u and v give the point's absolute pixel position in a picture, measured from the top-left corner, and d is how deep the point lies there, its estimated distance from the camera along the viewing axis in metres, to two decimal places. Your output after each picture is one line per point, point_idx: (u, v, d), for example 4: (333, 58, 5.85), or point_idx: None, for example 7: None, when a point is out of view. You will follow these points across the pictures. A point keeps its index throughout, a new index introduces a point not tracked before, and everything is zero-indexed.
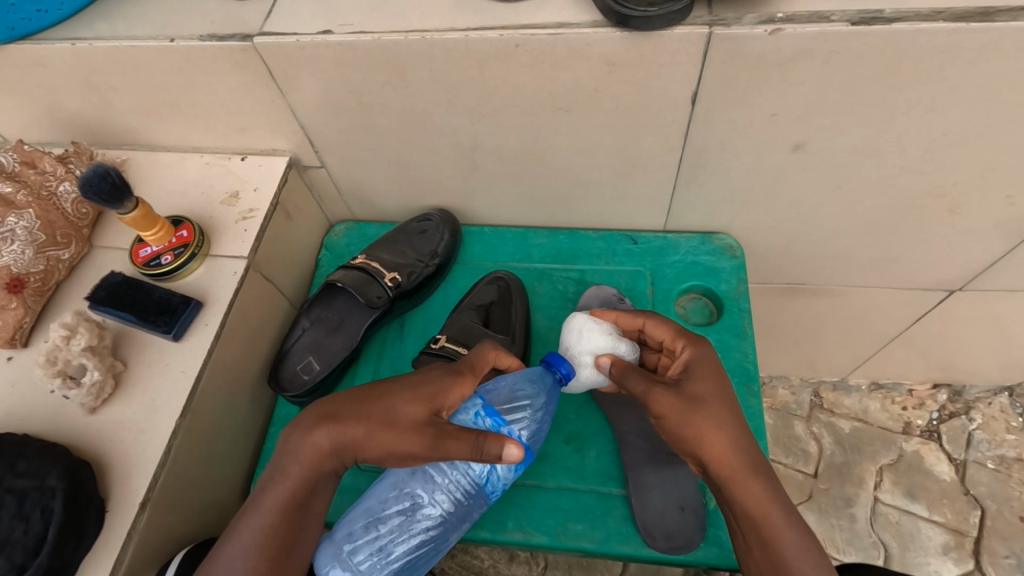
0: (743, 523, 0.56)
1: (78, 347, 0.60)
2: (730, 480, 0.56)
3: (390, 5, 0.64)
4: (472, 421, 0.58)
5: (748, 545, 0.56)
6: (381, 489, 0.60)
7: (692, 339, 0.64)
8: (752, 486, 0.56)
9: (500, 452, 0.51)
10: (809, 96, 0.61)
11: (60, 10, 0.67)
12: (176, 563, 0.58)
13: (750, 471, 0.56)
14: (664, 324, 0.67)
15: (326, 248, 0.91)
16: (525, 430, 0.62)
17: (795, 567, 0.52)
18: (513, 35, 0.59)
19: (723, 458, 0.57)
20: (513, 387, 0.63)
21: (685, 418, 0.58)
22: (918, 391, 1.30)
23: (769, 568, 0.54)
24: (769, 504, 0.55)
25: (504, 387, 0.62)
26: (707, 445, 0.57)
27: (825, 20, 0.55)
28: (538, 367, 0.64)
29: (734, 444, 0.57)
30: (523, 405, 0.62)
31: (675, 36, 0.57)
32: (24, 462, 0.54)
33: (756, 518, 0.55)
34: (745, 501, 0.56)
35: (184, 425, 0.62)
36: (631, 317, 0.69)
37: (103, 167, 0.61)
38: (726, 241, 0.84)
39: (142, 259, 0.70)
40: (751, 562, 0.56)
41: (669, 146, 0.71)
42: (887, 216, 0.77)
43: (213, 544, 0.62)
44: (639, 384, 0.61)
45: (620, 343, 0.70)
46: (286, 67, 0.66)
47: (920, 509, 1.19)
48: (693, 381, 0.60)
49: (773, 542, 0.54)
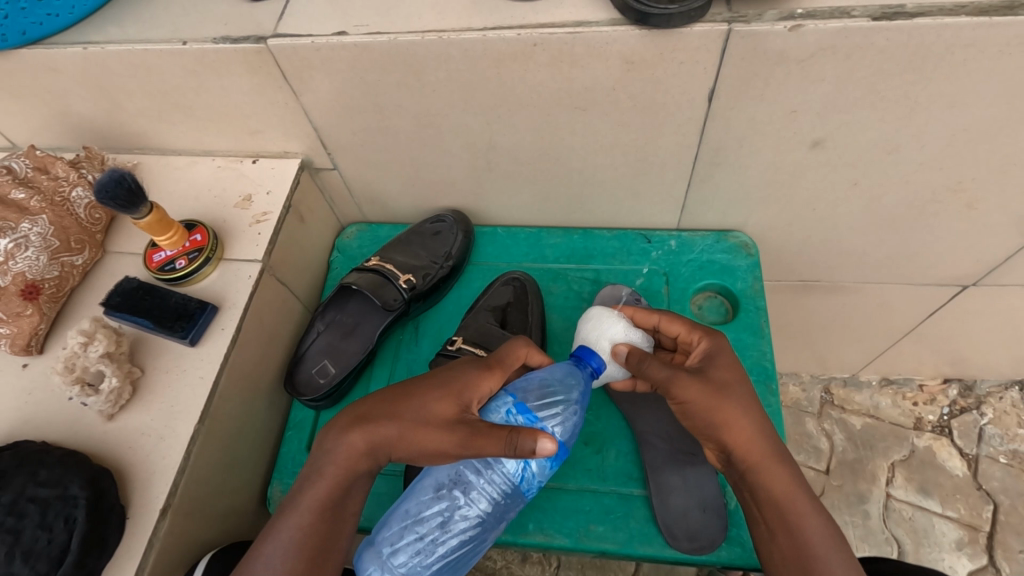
0: (767, 512, 0.56)
1: (95, 353, 0.60)
2: (755, 466, 0.57)
3: (406, 5, 0.63)
4: (504, 420, 0.58)
5: (771, 533, 0.56)
6: (420, 490, 0.59)
7: (708, 330, 0.64)
8: (776, 472, 0.57)
9: (533, 446, 0.50)
10: (828, 93, 0.61)
11: (72, 14, 0.66)
12: (203, 567, 0.58)
13: (775, 458, 0.57)
14: (679, 319, 0.66)
15: (338, 250, 0.91)
16: (559, 427, 0.60)
17: (817, 553, 0.53)
18: (531, 34, 0.59)
19: (749, 444, 0.57)
20: (546, 382, 0.61)
21: (711, 404, 0.58)
22: (929, 387, 1.30)
23: (793, 556, 0.54)
24: (794, 490, 0.56)
25: (536, 383, 0.61)
26: (734, 432, 0.57)
27: (846, 16, 0.54)
28: (567, 362, 0.63)
29: (758, 432, 0.58)
30: (557, 400, 0.61)
31: (695, 33, 0.57)
32: (45, 471, 0.53)
33: (783, 506, 0.56)
34: (771, 487, 0.56)
35: (203, 430, 0.62)
36: (643, 314, 0.68)
37: (119, 172, 0.61)
38: (741, 239, 0.84)
39: (157, 263, 0.69)
40: (771, 551, 0.56)
41: (685, 145, 0.70)
42: (904, 212, 0.77)
43: (235, 549, 0.62)
44: (663, 369, 0.59)
45: (636, 335, 0.67)
46: (300, 70, 0.66)
47: (933, 505, 1.19)
48: (716, 368, 0.60)
49: (799, 529, 0.55)
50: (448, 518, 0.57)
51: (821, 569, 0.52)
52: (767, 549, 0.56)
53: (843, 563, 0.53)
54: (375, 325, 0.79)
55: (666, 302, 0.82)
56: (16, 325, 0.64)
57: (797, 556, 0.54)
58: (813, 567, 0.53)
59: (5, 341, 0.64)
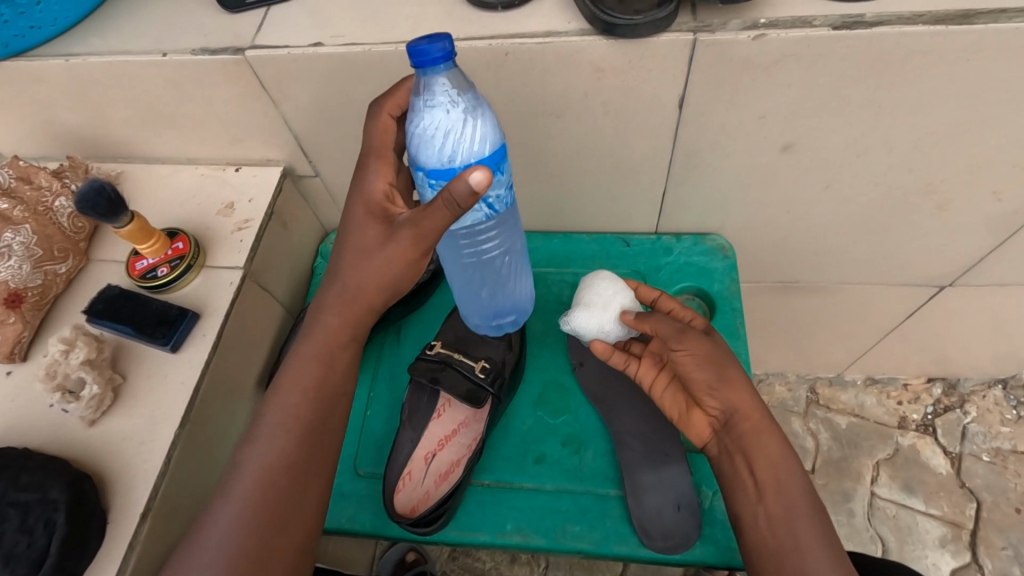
0: (760, 473, 0.59)
1: (76, 360, 0.61)
2: (755, 430, 0.60)
3: (382, 16, 0.64)
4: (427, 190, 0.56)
5: (759, 494, 0.58)
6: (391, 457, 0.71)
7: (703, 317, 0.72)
8: (772, 436, 0.60)
9: (465, 184, 0.45)
10: (795, 99, 0.62)
11: (54, 27, 0.67)
12: None
13: (771, 425, 0.61)
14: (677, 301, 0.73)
15: (321, 255, 0.92)
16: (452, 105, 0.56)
17: (804, 516, 0.56)
18: (502, 44, 0.60)
19: (750, 407, 0.61)
20: (423, 109, 0.55)
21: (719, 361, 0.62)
22: (914, 385, 1.31)
23: (784, 517, 0.56)
24: (787, 455, 0.59)
25: (428, 147, 0.55)
26: (737, 392, 0.61)
27: (808, 25, 0.55)
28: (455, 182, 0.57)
29: (756, 397, 0.62)
30: (440, 100, 0.54)
31: (662, 43, 0.58)
32: (26, 475, 0.55)
33: (780, 472, 0.58)
34: (764, 449, 0.59)
35: (183, 435, 0.63)
36: (648, 291, 0.75)
37: (98, 183, 0.62)
38: (718, 241, 0.85)
39: (139, 271, 0.70)
40: (758, 517, 0.57)
41: (659, 150, 0.72)
42: (876, 214, 0.78)
43: None
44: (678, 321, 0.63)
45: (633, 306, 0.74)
46: (279, 79, 0.67)
47: (917, 502, 1.20)
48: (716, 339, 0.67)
49: (789, 492, 0.58)
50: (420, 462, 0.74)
51: (806, 530, 0.56)
52: (754, 513, 0.58)
53: (823, 528, 0.56)
54: None
55: None
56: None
57: (786, 518, 0.56)
58: (800, 527, 0.56)
59: None
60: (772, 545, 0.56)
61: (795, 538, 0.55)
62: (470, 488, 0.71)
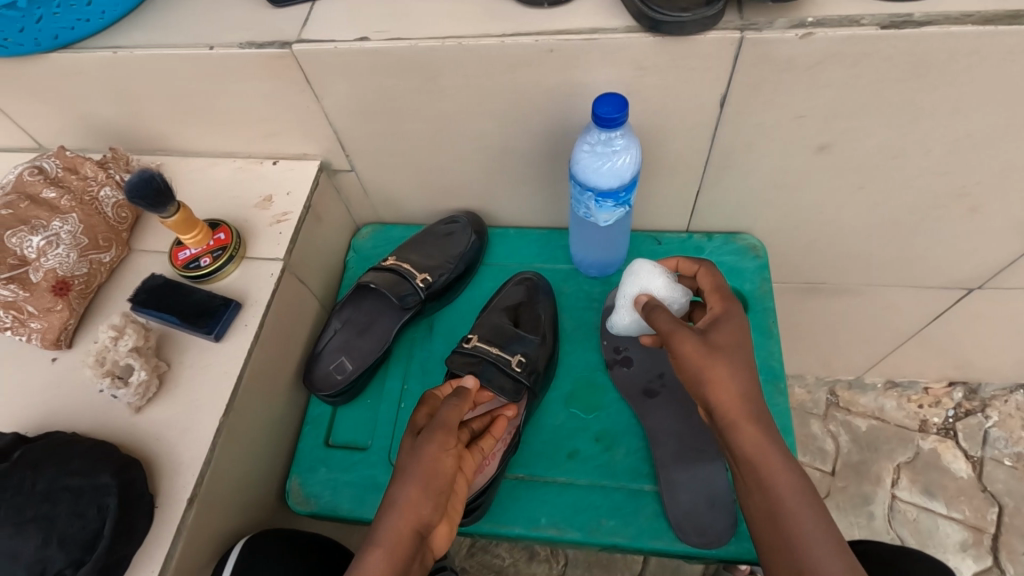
0: (744, 471, 0.57)
1: (125, 347, 0.62)
2: (733, 427, 0.57)
3: (426, 13, 0.65)
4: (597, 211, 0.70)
5: (748, 491, 0.57)
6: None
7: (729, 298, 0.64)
8: (754, 432, 0.57)
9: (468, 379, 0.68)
10: (836, 99, 0.62)
11: (102, 19, 0.68)
12: (235, 554, 0.62)
13: (755, 420, 0.57)
14: (713, 276, 0.67)
15: (352, 250, 0.92)
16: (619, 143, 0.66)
17: (789, 509, 0.54)
18: (547, 40, 0.61)
19: (734, 405, 0.57)
20: (599, 149, 0.66)
21: (699, 363, 0.58)
22: (934, 390, 1.31)
23: (767, 514, 0.55)
24: (770, 450, 0.56)
25: (604, 173, 0.67)
26: (718, 393, 0.58)
27: (855, 24, 0.56)
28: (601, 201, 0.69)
29: (743, 391, 0.58)
30: (619, 145, 0.66)
31: (708, 40, 0.58)
32: (77, 460, 0.55)
33: (761, 469, 0.55)
34: (746, 446, 0.56)
35: (226, 424, 0.64)
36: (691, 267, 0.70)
37: (149, 172, 0.63)
38: (749, 241, 0.86)
39: (182, 262, 0.71)
40: (756, 515, 0.56)
41: (696, 149, 0.72)
42: (908, 216, 0.78)
43: (268, 534, 0.66)
44: (669, 319, 0.60)
45: (675, 287, 0.71)
46: (322, 74, 0.68)
47: (938, 506, 1.20)
48: (725, 328, 0.61)
49: (775, 489, 0.54)
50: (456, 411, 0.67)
51: (794, 525, 0.53)
52: (745, 504, 0.57)
53: (814, 519, 0.53)
54: (390, 324, 0.81)
55: None
56: (46, 320, 0.66)
57: (771, 516, 0.54)
58: (786, 526, 0.53)
59: (36, 336, 0.66)
60: (768, 544, 0.54)
61: (779, 532, 0.54)
62: (503, 482, 0.72)
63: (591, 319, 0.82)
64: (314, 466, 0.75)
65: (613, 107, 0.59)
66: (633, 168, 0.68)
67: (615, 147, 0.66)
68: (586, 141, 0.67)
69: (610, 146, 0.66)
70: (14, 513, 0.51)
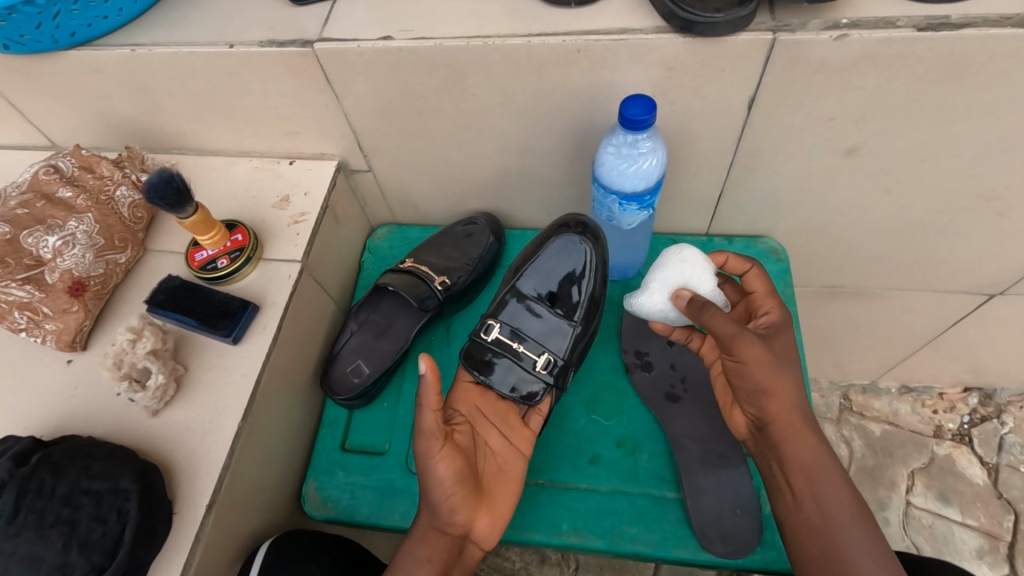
0: (795, 482, 0.59)
1: (143, 350, 0.62)
2: (790, 433, 0.60)
3: (450, 11, 0.64)
4: (622, 212, 0.69)
5: (796, 502, 0.58)
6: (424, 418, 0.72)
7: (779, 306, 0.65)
8: (808, 443, 0.59)
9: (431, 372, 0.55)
10: (867, 101, 0.61)
11: (120, 16, 0.67)
12: (262, 556, 0.62)
13: (808, 431, 0.60)
14: (765, 279, 0.66)
15: (368, 251, 0.91)
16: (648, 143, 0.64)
17: (840, 524, 0.55)
18: (575, 40, 0.60)
19: (786, 414, 0.60)
20: (623, 151, 0.64)
21: (766, 370, 0.58)
22: (949, 395, 1.30)
23: (819, 526, 0.56)
24: (825, 462, 0.58)
25: (629, 176, 0.65)
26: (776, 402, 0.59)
27: (891, 25, 0.55)
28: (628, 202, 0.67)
29: (798, 403, 0.60)
30: (645, 148, 0.63)
31: (740, 42, 0.57)
32: (96, 464, 0.54)
33: (817, 477, 0.58)
34: (799, 456, 0.59)
35: (245, 427, 0.63)
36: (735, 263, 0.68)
37: (169, 171, 0.62)
38: (770, 244, 0.85)
39: (199, 263, 0.70)
40: (796, 523, 0.57)
41: (721, 151, 0.71)
42: (934, 221, 0.77)
43: (295, 535, 0.65)
44: (730, 324, 0.57)
45: (718, 288, 0.69)
46: (343, 73, 0.67)
47: (953, 513, 1.19)
48: (781, 337, 0.62)
49: (826, 498, 0.57)
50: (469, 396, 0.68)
51: (845, 539, 0.55)
52: (790, 518, 0.58)
53: (863, 535, 0.55)
54: (408, 326, 0.80)
55: None
56: (62, 321, 0.65)
57: (824, 528, 0.56)
58: (836, 538, 0.55)
59: (51, 338, 0.65)
60: (810, 552, 0.56)
61: (829, 544, 0.55)
62: (524, 487, 0.71)
63: (611, 323, 0.81)
64: (331, 470, 0.74)
65: (640, 108, 0.58)
66: (659, 171, 0.65)
67: (642, 148, 0.63)
68: (609, 142, 0.65)
69: (638, 147, 0.63)
70: (35, 518, 0.50)
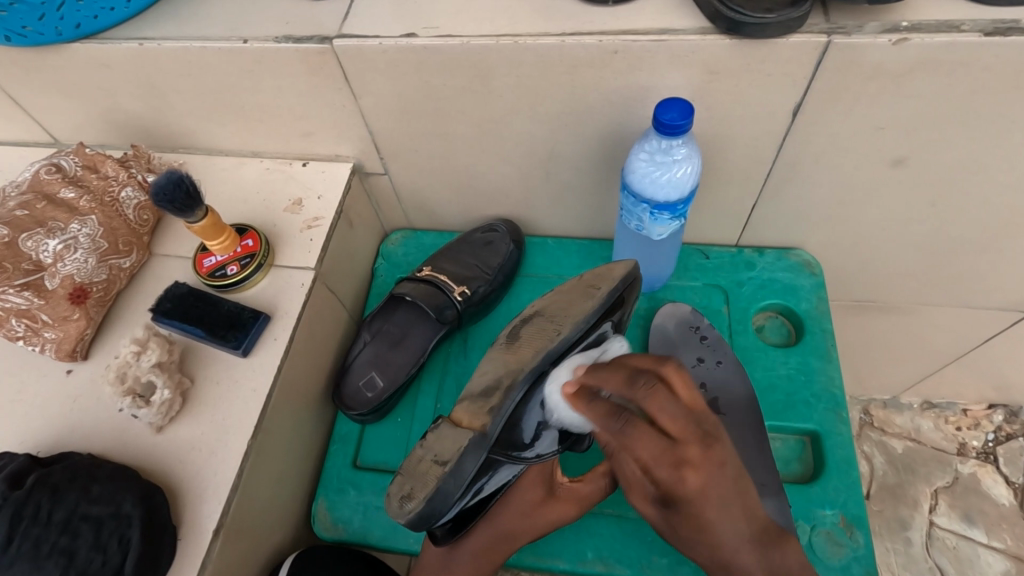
0: None
1: (147, 363, 0.58)
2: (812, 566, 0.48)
3: (478, 7, 0.60)
4: (652, 224, 0.64)
5: None
6: (436, 486, 0.54)
7: (709, 441, 0.45)
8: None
9: None
10: (920, 109, 0.58)
11: (127, 8, 0.64)
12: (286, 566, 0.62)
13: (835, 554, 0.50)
14: (684, 392, 0.46)
15: (382, 257, 0.87)
16: (686, 151, 0.59)
17: None
18: (612, 41, 0.56)
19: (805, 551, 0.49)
20: (657, 158, 0.60)
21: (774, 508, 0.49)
22: (974, 411, 1.23)
23: None
24: None
25: (661, 184, 0.61)
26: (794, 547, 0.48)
27: (954, 30, 0.51)
28: (659, 215, 0.63)
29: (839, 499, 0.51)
30: (680, 154, 0.59)
31: (790, 45, 0.53)
32: (97, 487, 0.51)
33: None
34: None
35: (255, 446, 0.59)
36: (609, 408, 0.48)
37: (177, 173, 0.58)
38: (804, 257, 0.81)
39: (207, 269, 0.66)
40: None
41: (759, 159, 0.67)
42: (979, 235, 0.73)
43: (318, 550, 0.65)
44: (628, 460, 0.48)
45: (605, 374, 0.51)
46: (363, 71, 0.63)
47: (979, 534, 1.10)
48: (694, 506, 0.45)
49: None
50: (476, 409, 0.58)
51: None
52: None
53: None
54: (425, 337, 0.76)
55: (727, 322, 0.78)
56: (62, 329, 0.61)
57: None
58: None
59: (51, 346, 0.62)
60: None
61: None
62: None
63: (637, 337, 0.78)
64: (343, 489, 0.71)
65: (676, 112, 0.54)
66: (694, 180, 0.61)
67: (678, 154, 0.59)
68: (643, 146, 0.61)
69: (673, 153, 0.59)
70: (30, 547, 0.48)
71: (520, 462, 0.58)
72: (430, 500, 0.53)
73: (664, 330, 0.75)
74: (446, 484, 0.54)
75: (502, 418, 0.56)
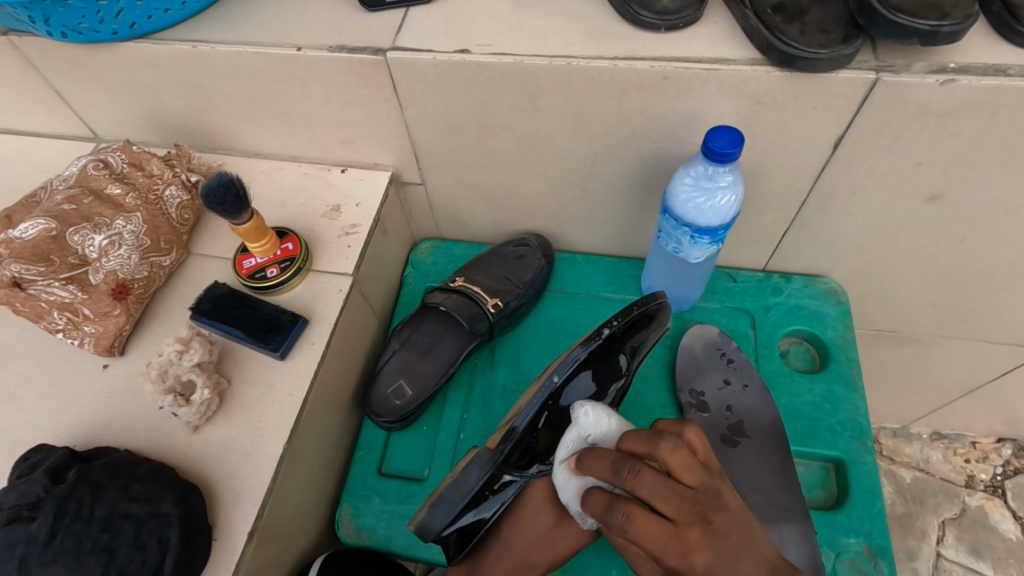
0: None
1: (189, 362, 0.59)
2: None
3: (532, 27, 0.61)
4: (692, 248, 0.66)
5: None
6: (440, 493, 0.57)
7: (708, 513, 0.44)
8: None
9: None
10: (960, 148, 0.59)
11: (183, 11, 0.65)
12: (318, 564, 0.63)
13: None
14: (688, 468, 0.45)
15: (411, 265, 0.88)
16: (734, 185, 0.60)
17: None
18: (664, 67, 0.57)
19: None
20: (699, 185, 0.61)
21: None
22: (982, 444, 1.23)
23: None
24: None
25: (704, 211, 0.62)
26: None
27: (1002, 73, 0.53)
28: (700, 239, 0.64)
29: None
30: (724, 181, 0.60)
31: (839, 79, 0.55)
32: (137, 485, 0.51)
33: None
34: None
35: (290, 450, 0.59)
36: (605, 500, 0.47)
37: (229, 176, 0.59)
38: (830, 285, 0.81)
39: (247, 270, 0.67)
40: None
41: (796, 188, 0.68)
42: (1006, 271, 0.74)
43: (344, 554, 0.65)
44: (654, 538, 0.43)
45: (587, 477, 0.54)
46: (413, 85, 0.64)
47: (986, 568, 1.10)
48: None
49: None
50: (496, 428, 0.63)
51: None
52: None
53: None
54: (454, 347, 0.77)
55: (753, 346, 0.78)
56: (102, 325, 0.62)
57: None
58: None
59: (89, 341, 0.62)
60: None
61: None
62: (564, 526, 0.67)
63: (661, 356, 0.78)
64: (368, 496, 0.71)
65: (726, 141, 0.55)
66: (735, 208, 0.62)
67: (722, 185, 0.60)
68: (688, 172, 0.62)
69: (718, 184, 0.60)
70: (72, 543, 0.48)
71: (527, 474, 0.59)
72: (431, 507, 0.57)
73: (692, 351, 0.75)
74: (448, 494, 0.57)
75: (511, 437, 0.60)
